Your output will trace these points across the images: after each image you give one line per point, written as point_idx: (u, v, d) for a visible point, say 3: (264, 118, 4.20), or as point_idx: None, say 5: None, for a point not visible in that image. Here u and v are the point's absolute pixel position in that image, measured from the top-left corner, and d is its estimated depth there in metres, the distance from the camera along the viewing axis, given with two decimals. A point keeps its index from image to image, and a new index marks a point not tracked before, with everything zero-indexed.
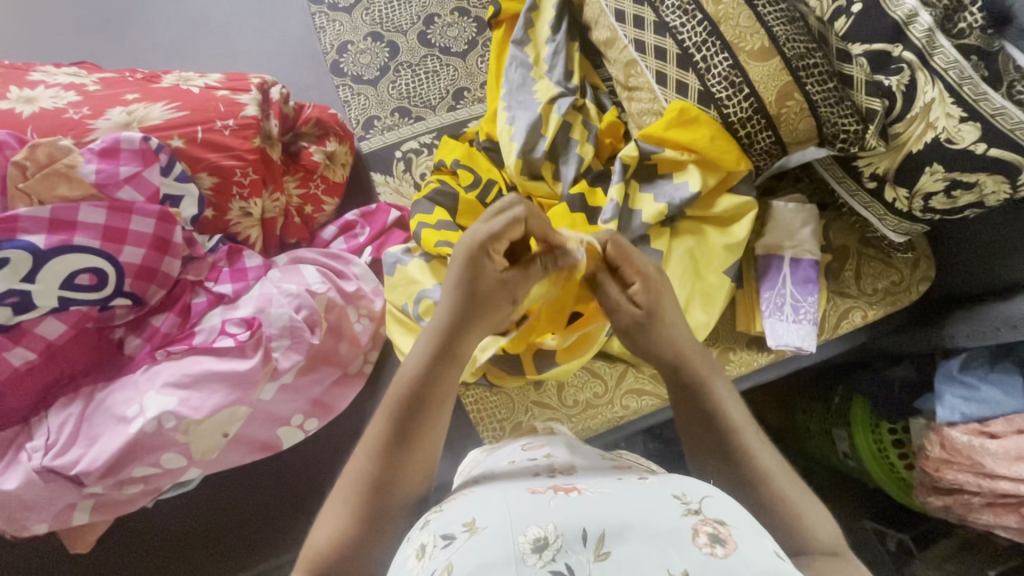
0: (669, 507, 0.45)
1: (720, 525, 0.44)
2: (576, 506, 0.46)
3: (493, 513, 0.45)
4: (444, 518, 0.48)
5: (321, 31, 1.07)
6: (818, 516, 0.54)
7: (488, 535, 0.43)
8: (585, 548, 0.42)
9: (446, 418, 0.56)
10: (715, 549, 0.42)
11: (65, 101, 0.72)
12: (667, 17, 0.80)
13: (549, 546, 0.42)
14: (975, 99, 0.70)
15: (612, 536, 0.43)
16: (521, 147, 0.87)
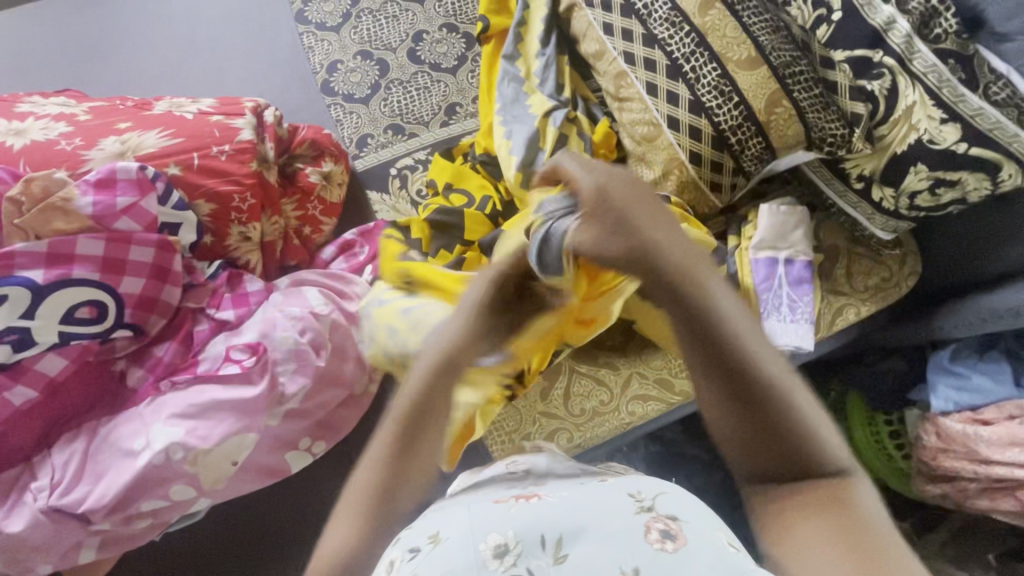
0: (624, 506, 0.48)
1: (671, 521, 0.47)
2: (533, 511, 0.49)
3: (456, 524, 0.49)
4: (411, 535, 0.51)
5: (310, 50, 1.07)
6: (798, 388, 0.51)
7: (451, 543, 0.46)
8: (543, 552, 0.45)
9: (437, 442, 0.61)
10: (666, 544, 0.44)
11: (57, 132, 0.71)
12: (655, 29, 0.83)
13: (510, 551, 0.45)
14: (954, 101, 0.73)
15: (568, 539, 0.45)
16: (520, 160, 0.87)
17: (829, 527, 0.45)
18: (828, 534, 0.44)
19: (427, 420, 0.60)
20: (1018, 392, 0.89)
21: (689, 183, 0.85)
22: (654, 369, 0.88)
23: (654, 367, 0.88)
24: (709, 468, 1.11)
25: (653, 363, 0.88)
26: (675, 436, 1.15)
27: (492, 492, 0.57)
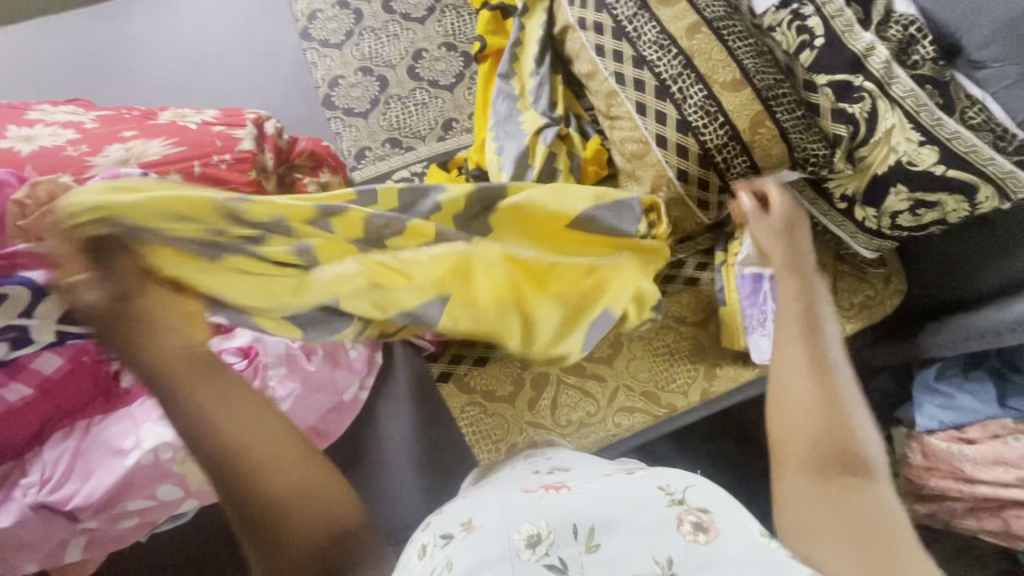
0: (654, 498, 0.50)
1: (703, 513, 0.49)
2: (567, 501, 0.50)
3: (489, 512, 0.50)
4: (443, 519, 0.53)
5: (313, 66, 1.11)
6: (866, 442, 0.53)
7: (485, 532, 0.48)
8: (577, 540, 0.47)
9: (243, 416, 0.49)
10: (699, 536, 0.48)
11: (64, 139, 0.74)
12: (644, 51, 0.86)
13: (542, 540, 0.47)
14: (931, 124, 0.76)
15: (602, 529, 0.48)
16: (509, 176, 0.90)
17: (850, 519, 0.49)
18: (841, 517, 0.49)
19: (216, 428, 0.47)
20: (1002, 412, 0.89)
21: (676, 200, 0.88)
22: (640, 382, 0.89)
23: (640, 380, 0.90)
24: None
25: (640, 376, 0.90)
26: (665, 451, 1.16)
27: (519, 479, 0.57)
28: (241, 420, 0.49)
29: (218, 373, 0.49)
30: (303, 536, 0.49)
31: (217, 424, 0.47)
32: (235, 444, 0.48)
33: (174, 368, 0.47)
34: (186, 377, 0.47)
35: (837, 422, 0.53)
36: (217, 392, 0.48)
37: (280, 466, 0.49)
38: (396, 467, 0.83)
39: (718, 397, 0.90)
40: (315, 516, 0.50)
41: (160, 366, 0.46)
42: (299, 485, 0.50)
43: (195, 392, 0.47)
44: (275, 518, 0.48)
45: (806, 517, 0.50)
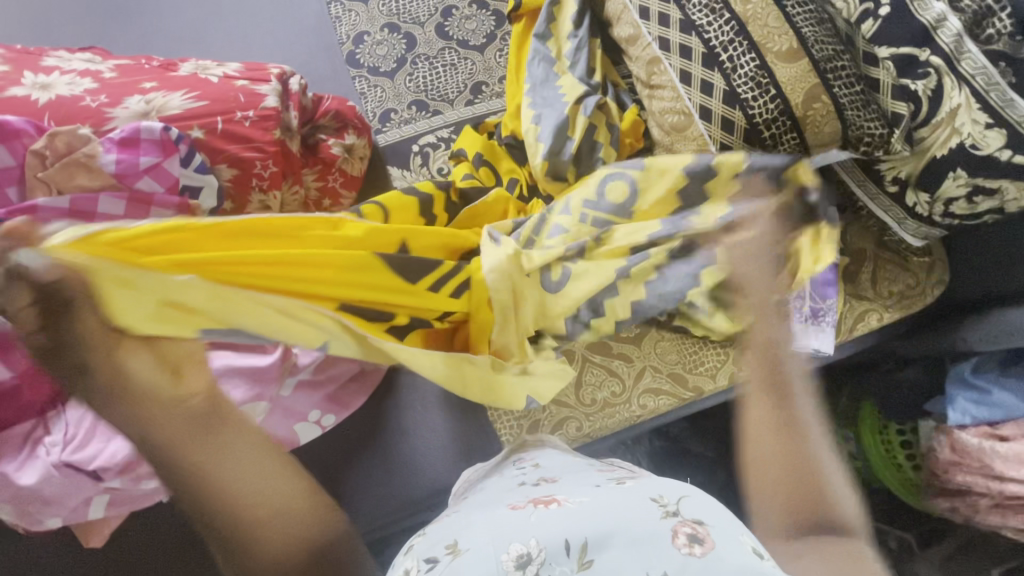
0: (649, 511, 0.49)
1: (699, 525, 0.48)
2: (553, 518, 0.49)
3: (475, 535, 0.49)
4: (425, 544, 0.51)
5: (337, 20, 1.05)
6: (787, 457, 0.58)
7: (472, 556, 0.46)
8: (568, 558, 0.45)
9: (247, 459, 0.51)
10: (693, 549, 0.46)
11: (82, 88, 0.70)
12: (693, 15, 0.80)
13: (532, 561, 0.45)
14: (1001, 106, 0.70)
15: (594, 545, 0.46)
16: (548, 147, 0.85)
17: (831, 557, 0.52)
18: (823, 560, 0.51)
19: (194, 470, 0.49)
20: None
21: None
22: (668, 363, 0.87)
23: (667, 361, 0.87)
24: (713, 467, 1.14)
25: (668, 358, 0.87)
26: (680, 433, 1.17)
27: (507, 493, 0.57)
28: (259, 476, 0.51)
29: (210, 426, 0.51)
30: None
31: (184, 463, 0.49)
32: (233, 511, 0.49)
33: (155, 441, 0.49)
34: (206, 449, 0.50)
35: (806, 467, 0.57)
36: (210, 449, 0.50)
37: (301, 519, 0.52)
38: (418, 438, 0.83)
39: None
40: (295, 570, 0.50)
41: (187, 464, 0.49)
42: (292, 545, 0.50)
43: (193, 456, 0.49)
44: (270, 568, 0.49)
45: (813, 565, 0.51)
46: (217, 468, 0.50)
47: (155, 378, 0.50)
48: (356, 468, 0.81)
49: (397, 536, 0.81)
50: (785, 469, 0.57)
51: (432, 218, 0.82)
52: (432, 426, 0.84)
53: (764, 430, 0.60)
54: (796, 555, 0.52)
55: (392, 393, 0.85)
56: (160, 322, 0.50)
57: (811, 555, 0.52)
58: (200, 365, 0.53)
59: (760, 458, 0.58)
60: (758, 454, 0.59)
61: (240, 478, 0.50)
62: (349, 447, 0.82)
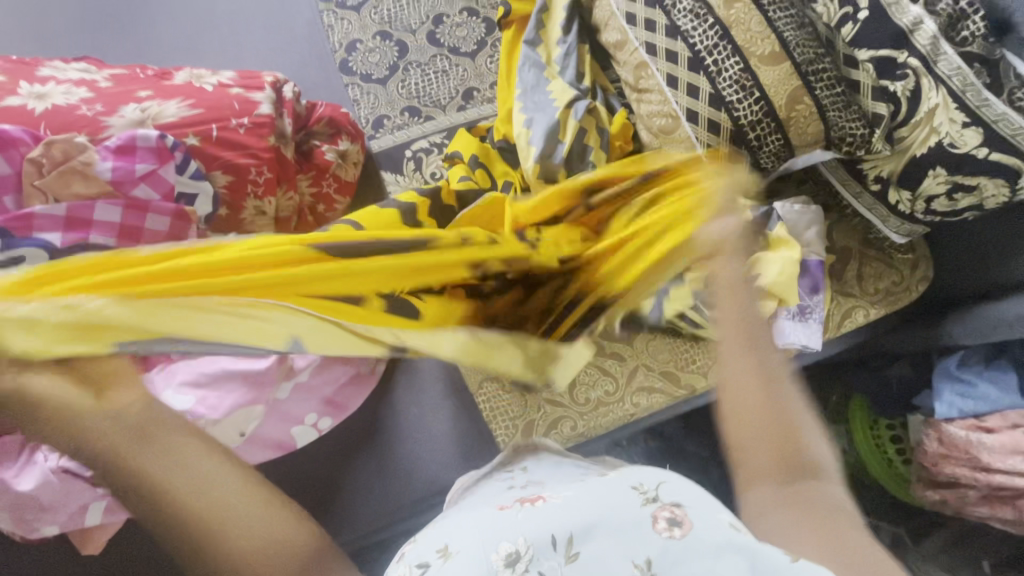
0: (630, 498, 0.50)
1: (677, 508, 0.49)
2: (537, 515, 0.50)
3: (465, 538, 0.50)
4: (416, 551, 0.52)
5: (330, 28, 1.07)
6: (769, 414, 0.56)
7: (462, 559, 0.47)
8: (555, 552, 0.46)
9: (183, 450, 0.49)
10: (673, 532, 0.47)
11: (78, 97, 0.71)
12: (678, 20, 0.81)
13: (521, 558, 0.46)
14: (977, 106, 0.73)
15: (579, 537, 0.47)
16: (540, 151, 0.87)
17: (811, 508, 0.52)
18: (799, 509, 0.52)
19: (138, 474, 0.48)
20: None
21: None
22: (660, 362, 0.88)
23: (660, 360, 0.89)
24: (706, 465, 1.16)
25: (660, 356, 0.89)
26: (675, 432, 1.18)
27: (496, 496, 0.58)
28: (197, 468, 0.49)
29: (154, 435, 0.50)
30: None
31: (133, 468, 0.48)
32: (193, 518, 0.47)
33: (109, 451, 0.48)
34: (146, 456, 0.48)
35: (787, 422, 0.56)
36: (151, 453, 0.48)
37: (252, 510, 0.49)
38: (413, 439, 0.84)
39: None
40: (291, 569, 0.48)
41: (135, 470, 0.48)
42: (268, 542, 0.49)
43: (139, 460, 0.48)
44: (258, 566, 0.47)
45: (776, 518, 0.52)
46: (162, 467, 0.48)
47: (76, 396, 0.50)
48: (353, 471, 0.82)
49: (395, 539, 0.81)
50: (761, 411, 0.57)
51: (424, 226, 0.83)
52: (427, 428, 0.85)
53: (747, 387, 0.58)
54: (773, 505, 0.53)
55: (388, 396, 0.86)
56: (70, 340, 0.52)
57: (796, 498, 0.53)
58: (128, 381, 0.53)
59: (743, 397, 0.57)
60: (741, 409, 0.57)
61: (175, 475, 0.48)
62: (344, 450, 0.83)
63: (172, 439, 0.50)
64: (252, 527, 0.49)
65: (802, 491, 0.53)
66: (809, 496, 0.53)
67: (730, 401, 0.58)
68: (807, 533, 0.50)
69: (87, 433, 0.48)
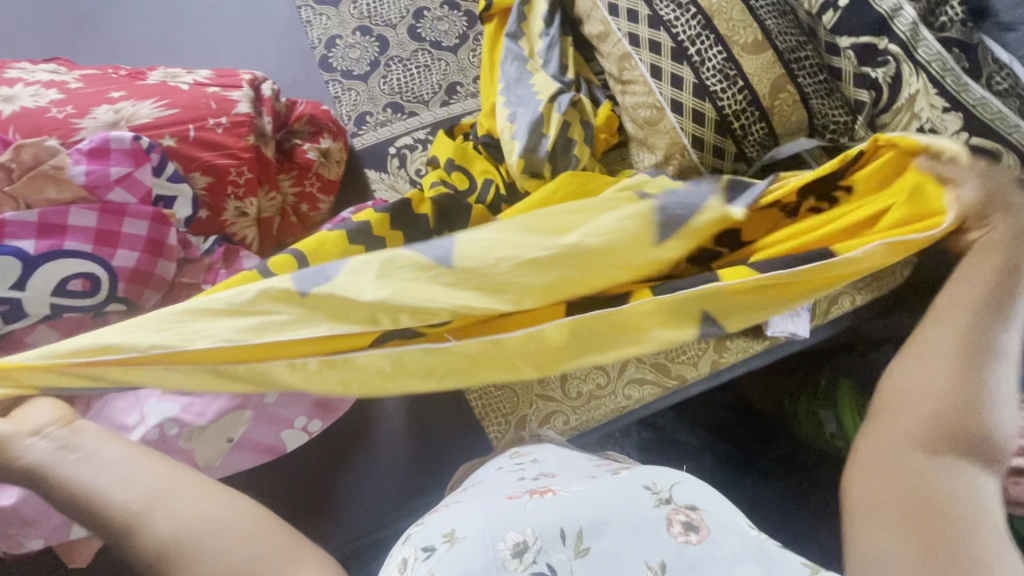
0: (642, 499, 0.50)
1: (693, 512, 0.50)
2: (549, 506, 0.50)
3: (471, 522, 0.50)
4: (423, 533, 0.52)
5: (308, 25, 1.05)
6: (930, 386, 0.57)
7: (469, 544, 0.47)
8: (565, 545, 0.47)
9: (114, 454, 0.54)
10: (690, 537, 0.48)
11: (47, 99, 0.69)
12: (661, 10, 0.81)
13: (529, 548, 0.47)
14: (958, 90, 0.73)
15: (590, 533, 0.48)
16: (523, 146, 0.85)
17: (938, 484, 0.51)
18: (919, 476, 0.52)
19: (72, 482, 0.52)
20: None
21: (690, 168, 0.84)
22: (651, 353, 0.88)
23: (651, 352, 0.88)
24: (701, 454, 1.16)
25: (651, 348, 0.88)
26: (667, 423, 1.19)
27: (506, 485, 0.58)
28: (130, 470, 0.52)
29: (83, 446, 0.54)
30: (229, 550, 0.48)
31: (63, 480, 0.52)
32: (119, 507, 0.50)
33: (36, 472, 0.53)
34: (75, 467, 0.53)
35: (949, 404, 0.56)
36: (81, 463, 0.53)
37: (180, 500, 0.51)
38: (407, 438, 0.84)
39: (727, 369, 0.89)
40: (231, 538, 0.49)
41: (66, 482, 0.52)
42: (195, 522, 0.49)
43: (69, 473, 0.52)
44: (190, 548, 0.48)
45: (879, 486, 0.52)
46: (92, 475, 0.52)
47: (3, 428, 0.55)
48: (345, 472, 0.81)
49: (390, 538, 0.81)
50: (931, 390, 0.57)
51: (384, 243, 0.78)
52: (419, 426, 0.84)
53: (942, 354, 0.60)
54: (882, 471, 0.53)
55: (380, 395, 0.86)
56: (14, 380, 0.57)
57: (922, 471, 0.52)
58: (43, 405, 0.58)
59: (903, 384, 0.59)
60: (901, 386, 0.59)
61: (107, 478, 0.52)
62: (336, 453, 0.82)
63: (90, 445, 0.54)
64: (181, 507, 0.50)
65: (929, 470, 0.52)
66: (947, 477, 0.51)
67: (891, 383, 0.61)
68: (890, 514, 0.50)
69: (21, 454, 0.54)
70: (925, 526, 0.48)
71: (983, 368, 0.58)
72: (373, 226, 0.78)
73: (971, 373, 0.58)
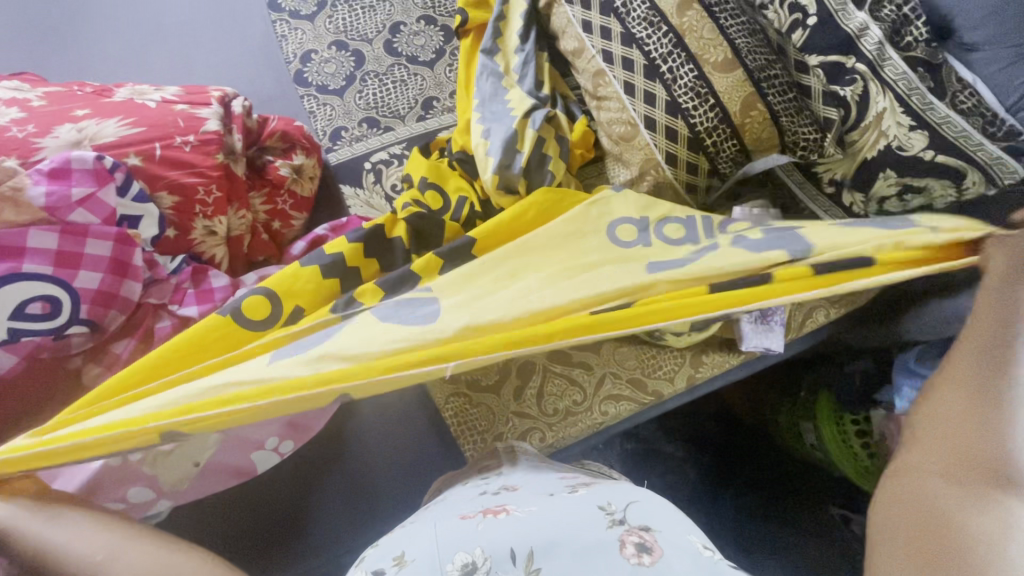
0: (596, 519, 0.51)
1: (646, 534, 0.49)
2: (500, 529, 0.50)
3: (421, 546, 0.50)
4: (376, 557, 0.52)
5: (283, 39, 1.05)
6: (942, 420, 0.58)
7: (416, 566, 0.47)
8: (515, 566, 0.46)
9: (71, 520, 0.53)
10: (642, 557, 0.46)
11: (7, 118, 0.67)
12: (633, 28, 0.82)
13: (478, 569, 0.46)
14: (922, 109, 0.74)
15: (540, 554, 0.47)
16: (497, 162, 0.85)
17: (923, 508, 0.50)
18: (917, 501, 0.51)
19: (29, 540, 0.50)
20: None
21: (665, 183, 0.86)
22: (628, 369, 0.87)
23: (627, 367, 0.88)
24: (683, 465, 1.16)
25: (627, 364, 0.88)
26: (650, 434, 1.19)
27: (465, 502, 0.58)
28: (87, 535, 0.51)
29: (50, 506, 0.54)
30: None
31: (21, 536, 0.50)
32: (78, 559, 0.49)
33: None
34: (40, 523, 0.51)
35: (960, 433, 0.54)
36: (44, 520, 0.52)
37: (136, 560, 0.50)
38: (383, 457, 0.83)
39: (704, 383, 0.89)
40: None
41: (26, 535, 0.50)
42: None
43: (31, 528, 0.51)
44: None
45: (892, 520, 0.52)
46: (54, 532, 0.51)
47: None
48: (318, 491, 0.80)
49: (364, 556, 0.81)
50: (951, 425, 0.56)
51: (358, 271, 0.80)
52: (396, 443, 0.84)
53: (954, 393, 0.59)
54: (890, 506, 0.53)
55: (356, 412, 0.85)
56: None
57: (925, 498, 0.51)
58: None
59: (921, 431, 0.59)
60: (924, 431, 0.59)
61: (67, 539, 0.51)
62: (307, 475, 0.81)
63: (58, 509, 0.53)
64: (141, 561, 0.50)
65: (932, 495, 0.51)
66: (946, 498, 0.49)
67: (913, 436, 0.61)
68: (900, 544, 0.48)
69: None
70: (927, 548, 0.46)
71: (997, 393, 0.56)
72: (348, 257, 0.79)
73: (980, 405, 0.56)
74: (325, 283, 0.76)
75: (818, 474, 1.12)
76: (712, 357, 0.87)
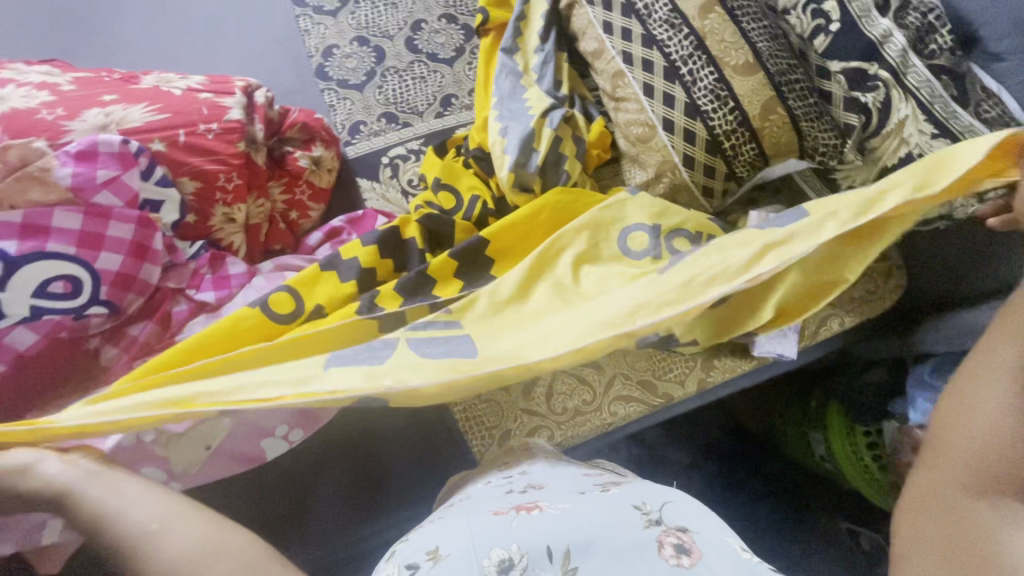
0: (632, 519, 0.50)
1: (684, 534, 0.49)
2: (533, 525, 0.50)
3: (455, 539, 0.50)
4: (407, 550, 0.51)
5: (306, 33, 1.06)
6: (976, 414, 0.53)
7: (452, 561, 0.47)
8: (552, 564, 0.46)
9: (124, 488, 0.52)
10: (682, 559, 0.46)
11: (37, 101, 0.68)
12: (655, 29, 0.82)
13: (515, 566, 0.46)
14: (946, 117, 0.73)
15: (578, 552, 0.47)
16: (513, 160, 0.85)
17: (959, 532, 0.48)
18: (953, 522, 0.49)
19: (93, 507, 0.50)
20: None
21: (681, 185, 0.86)
22: (638, 370, 0.87)
23: (637, 369, 0.87)
24: (690, 472, 1.15)
25: (637, 365, 0.87)
26: (657, 439, 1.18)
27: (492, 498, 0.58)
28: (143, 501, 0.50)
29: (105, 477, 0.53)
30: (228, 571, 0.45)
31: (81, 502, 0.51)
32: (135, 527, 0.48)
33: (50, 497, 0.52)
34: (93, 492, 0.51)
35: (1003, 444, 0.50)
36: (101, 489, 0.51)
37: (187, 526, 0.48)
38: (389, 449, 0.83)
39: (714, 388, 0.88)
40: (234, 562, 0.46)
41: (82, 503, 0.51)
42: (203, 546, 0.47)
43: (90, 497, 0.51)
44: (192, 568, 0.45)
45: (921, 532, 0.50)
46: (109, 500, 0.50)
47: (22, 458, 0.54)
48: (325, 481, 0.80)
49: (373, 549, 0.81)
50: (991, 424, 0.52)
51: (373, 270, 0.80)
52: (403, 435, 0.84)
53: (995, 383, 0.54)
54: (919, 519, 0.51)
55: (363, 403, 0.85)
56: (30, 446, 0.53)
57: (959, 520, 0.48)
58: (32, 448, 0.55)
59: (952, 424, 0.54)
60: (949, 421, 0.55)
61: (125, 506, 0.50)
62: (314, 465, 0.81)
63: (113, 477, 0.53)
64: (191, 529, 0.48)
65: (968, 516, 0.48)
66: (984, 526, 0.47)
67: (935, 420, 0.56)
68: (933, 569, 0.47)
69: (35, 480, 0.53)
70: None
71: None
72: (363, 258, 0.80)
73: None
74: (345, 283, 0.78)
75: (826, 488, 1.10)
76: (724, 361, 0.86)
